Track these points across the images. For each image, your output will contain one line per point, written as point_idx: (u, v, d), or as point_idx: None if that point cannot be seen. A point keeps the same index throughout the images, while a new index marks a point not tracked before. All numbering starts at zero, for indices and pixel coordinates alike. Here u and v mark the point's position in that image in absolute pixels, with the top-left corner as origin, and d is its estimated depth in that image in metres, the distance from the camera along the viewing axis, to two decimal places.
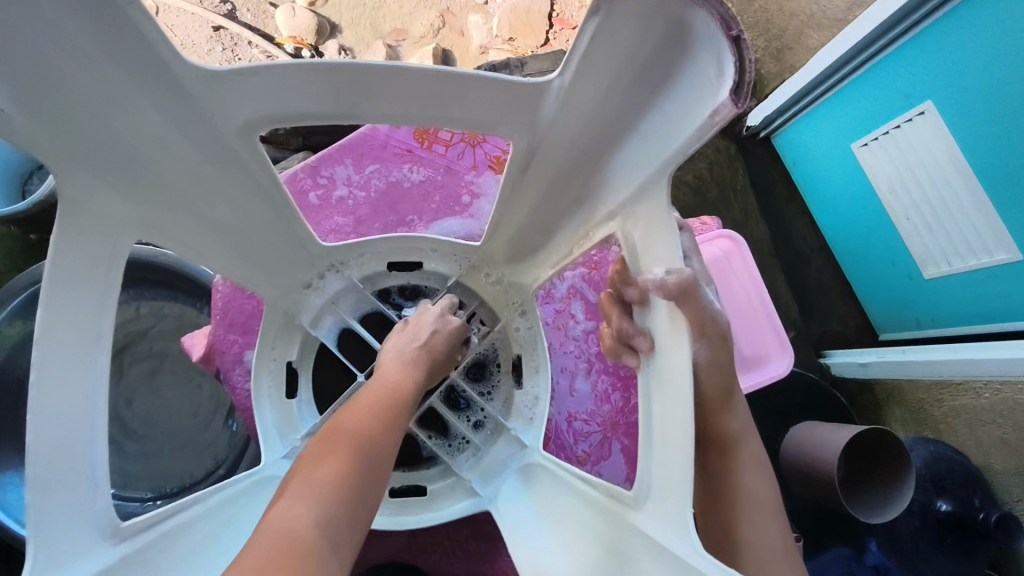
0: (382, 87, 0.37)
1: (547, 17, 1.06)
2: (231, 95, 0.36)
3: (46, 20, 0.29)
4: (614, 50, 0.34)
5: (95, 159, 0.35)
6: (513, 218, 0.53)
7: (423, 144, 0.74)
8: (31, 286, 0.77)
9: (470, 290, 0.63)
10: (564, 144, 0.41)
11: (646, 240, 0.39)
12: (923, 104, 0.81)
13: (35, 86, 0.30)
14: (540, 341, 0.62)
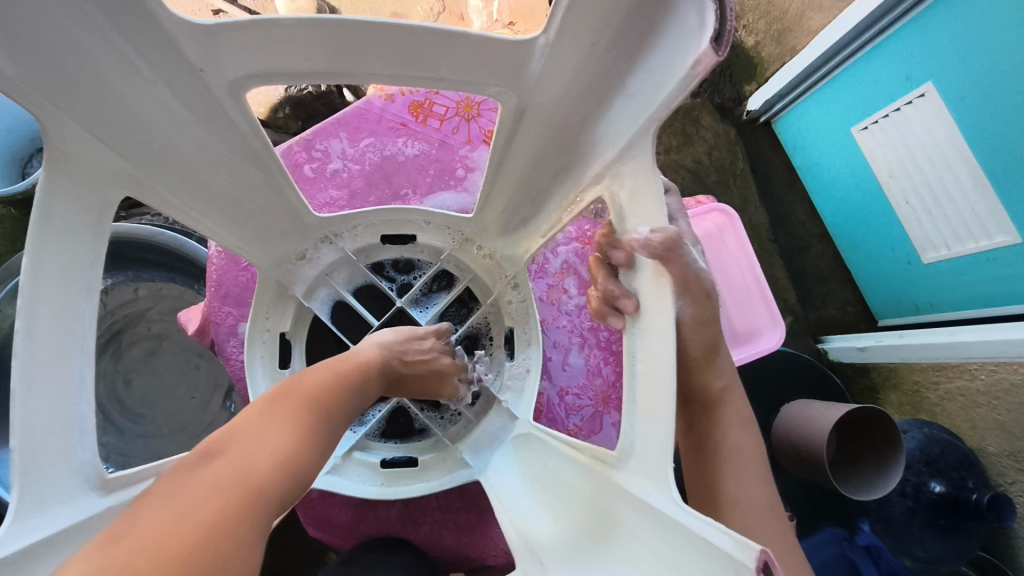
0: (373, 45, 0.37)
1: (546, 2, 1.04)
2: (222, 51, 0.36)
3: None
4: (599, 4, 0.34)
5: (85, 112, 0.35)
6: (505, 186, 0.53)
7: (417, 118, 0.73)
8: None
9: (462, 262, 0.64)
10: (554, 102, 0.41)
11: (632, 201, 0.39)
12: (923, 86, 0.81)
13: (25, 33, 0.30)
14: (532, 314, 0.62)
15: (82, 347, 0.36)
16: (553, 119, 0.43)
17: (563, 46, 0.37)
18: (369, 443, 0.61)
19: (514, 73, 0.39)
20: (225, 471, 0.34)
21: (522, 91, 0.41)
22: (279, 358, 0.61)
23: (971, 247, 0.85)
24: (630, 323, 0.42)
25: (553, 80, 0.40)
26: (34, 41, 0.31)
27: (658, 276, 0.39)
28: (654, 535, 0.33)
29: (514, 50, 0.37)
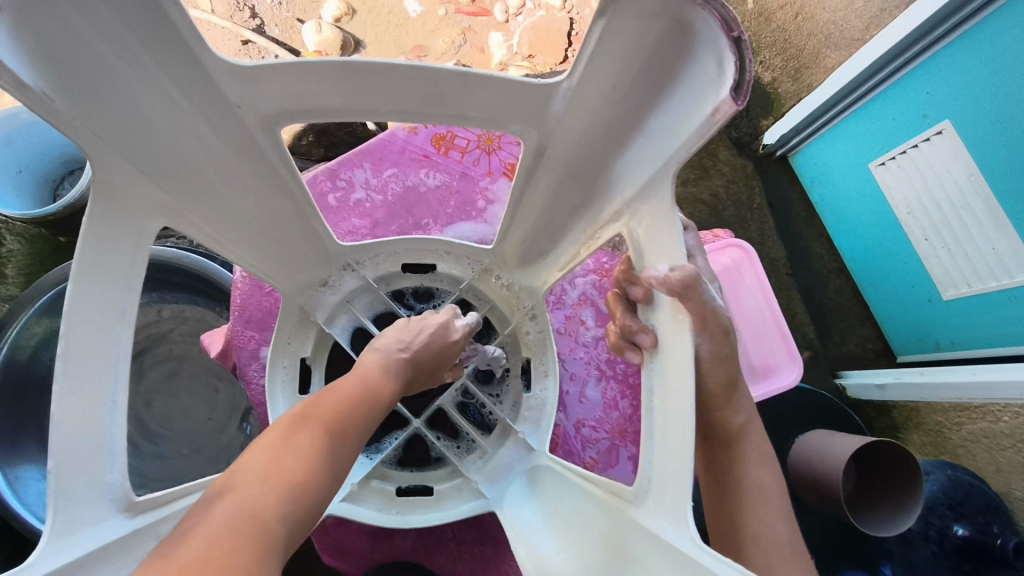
0: (405, 85, 0.38)
1: (565, 36, 1.16)
2: (259, 88, 0.37)
3: (90, 10, 0.31)
4: (621, 50, 0.35)
5: (131, 147, 0.36)
6: (525, 219, 0.54)
7: (439, 150, 0.75)
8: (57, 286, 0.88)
9: (481, 293, 0.65)
10: (574, 139, 0.42)
11: (652, 240, 0.40)
12: (941, 124, 0.81)
13: (81, 75, 0.32)
14: (551, 345, 0.63)
15: (115, 368, 0.37)
16: (574, 157, 0.44)
17: (585, 90, 0.38)
18: (386, 471, 0.62)
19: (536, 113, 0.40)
20: (231, 510, 0.34)
21: (544, 130, 0.42)
22: (299, 383, 0.62)
23: (992, 287, 0.84)
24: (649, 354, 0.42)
25: (574, 119, 0.41)
26: (84, 79, 0.32)
27: (675, 315, 0.39)
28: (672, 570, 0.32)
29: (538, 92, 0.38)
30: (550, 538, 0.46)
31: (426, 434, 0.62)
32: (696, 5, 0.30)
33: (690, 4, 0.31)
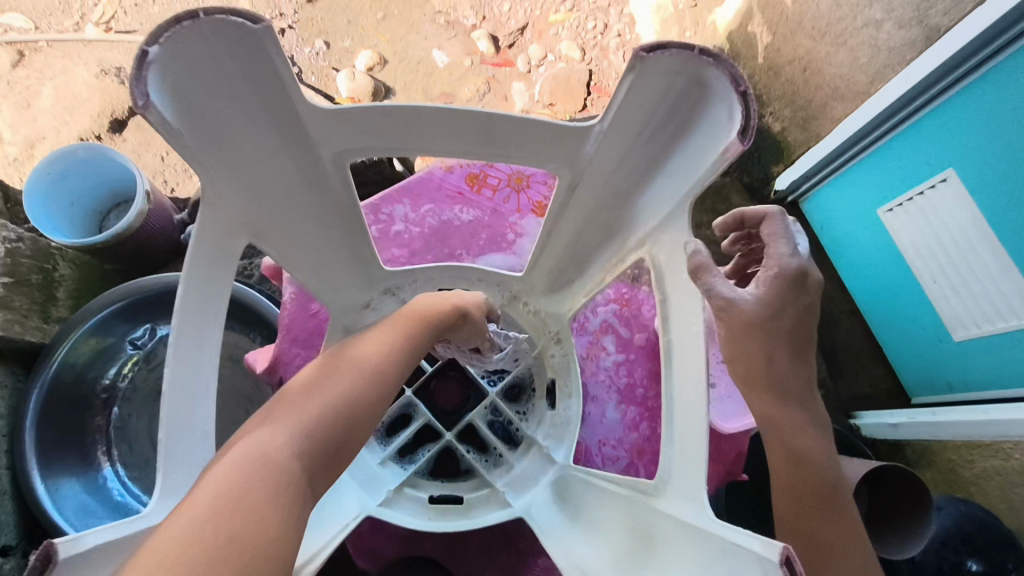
0: (459, 131, 0.45)
1: (585, 86, 1.78)
2: (334, 130, 0.44)
3: (215, 65, 0.37)
4: (647, 101, 0.41)
5: (229, 176, 0.42)
6: (555, 251, 0.60)
7: (473, 188, 0.82)
8: (110, 304, 1.08)
9: (509, 318, 0.70)
10: (601, 179, 0.48)
11: (671, 261, 0.47)
12: (945, 173, 0.94)
13: (196, 115, 0.38)
14: (573, 367, 0.69)
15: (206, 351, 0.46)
16: (601, 195, 0.50)
17: (612, 135, 0.44)
18: (417, 481, 0.66)
19: (569, 155, 0.46)
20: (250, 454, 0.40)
21: (576, 171, 0.48)
22: None
23: (1001, 325, 0.93)
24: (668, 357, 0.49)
25: (602, 162, 0.46)
26: (201, 118, 0.39)
27: (691, 324, 0.46)
28: (693, 543, 0.37)
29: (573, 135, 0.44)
30: (576, 531, 0.51)
31: (456, 446, 0.67)
32: (711, 64, 0.37)
33: (706, 63, 0.37)
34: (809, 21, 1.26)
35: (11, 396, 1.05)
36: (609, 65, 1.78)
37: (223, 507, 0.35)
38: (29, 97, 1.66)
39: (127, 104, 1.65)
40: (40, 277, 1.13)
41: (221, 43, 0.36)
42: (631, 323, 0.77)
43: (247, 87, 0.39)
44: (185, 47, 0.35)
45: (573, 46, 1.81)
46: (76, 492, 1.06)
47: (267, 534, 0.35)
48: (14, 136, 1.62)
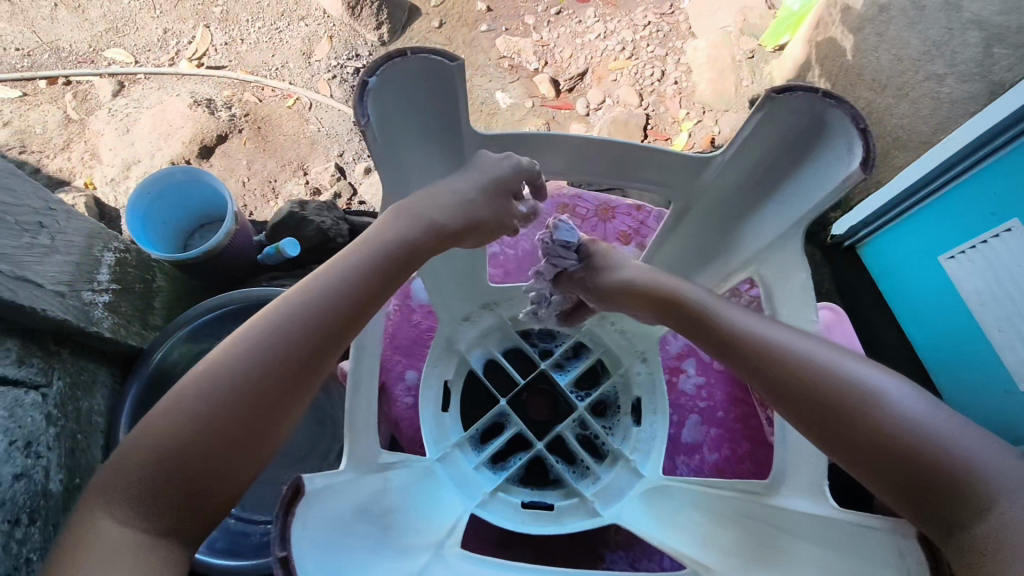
0: (600, 161, 0.78)
1: (641, 128, 1.84)
2: (491, 154, 0.79)
3: (408, 78, 0.70)
4: (760, 144, 0.70)
5: (405, 149, 0.75)
6: (674, 262, 0.87)
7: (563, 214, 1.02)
8: (212, 309, 1.17)
9: (597, 339, 0.89)
10: (720, 194, 0.76)
11: (776, 273, 0.73)
12: (1009, 222, 0.98)
13: (386, 108, 0.70)
14: (656, 385, 0.85)
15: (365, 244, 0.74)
16: (708, 215, 0.79)
17: (730, 165, 0.73)
18: (510, 487, 0.80)
19: (695, 181, 0.76)
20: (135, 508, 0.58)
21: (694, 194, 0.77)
22: (442, 405, 0.85)
23: None
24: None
25: (726, 181, 0.74)
26: (395, 114, 0.71)
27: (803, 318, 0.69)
28: (816, 526, 0.61)
29: (697, 168, 0.74)
30: (684, 523, 0.71)
31: (547, 457, 0.81)
32: (836, 111, 0.64)
33: (833, 110, 0.64)
34: (870, 73, 1.33)
35: (109, 396, 1.12)
36: (666, 110, 1.85)
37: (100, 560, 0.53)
38: (128, 123, 1.79)
39: (215, 132, 1.77)
40: (142, 287, 1.22)
41: (426, 69, 0.69)
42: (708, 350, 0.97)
43: (429, 97, 0.72)
44: (394, 70, 0.68)
45: (631, 91, 1.88)
46: None
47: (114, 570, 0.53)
48: (112, 158, 1.75)
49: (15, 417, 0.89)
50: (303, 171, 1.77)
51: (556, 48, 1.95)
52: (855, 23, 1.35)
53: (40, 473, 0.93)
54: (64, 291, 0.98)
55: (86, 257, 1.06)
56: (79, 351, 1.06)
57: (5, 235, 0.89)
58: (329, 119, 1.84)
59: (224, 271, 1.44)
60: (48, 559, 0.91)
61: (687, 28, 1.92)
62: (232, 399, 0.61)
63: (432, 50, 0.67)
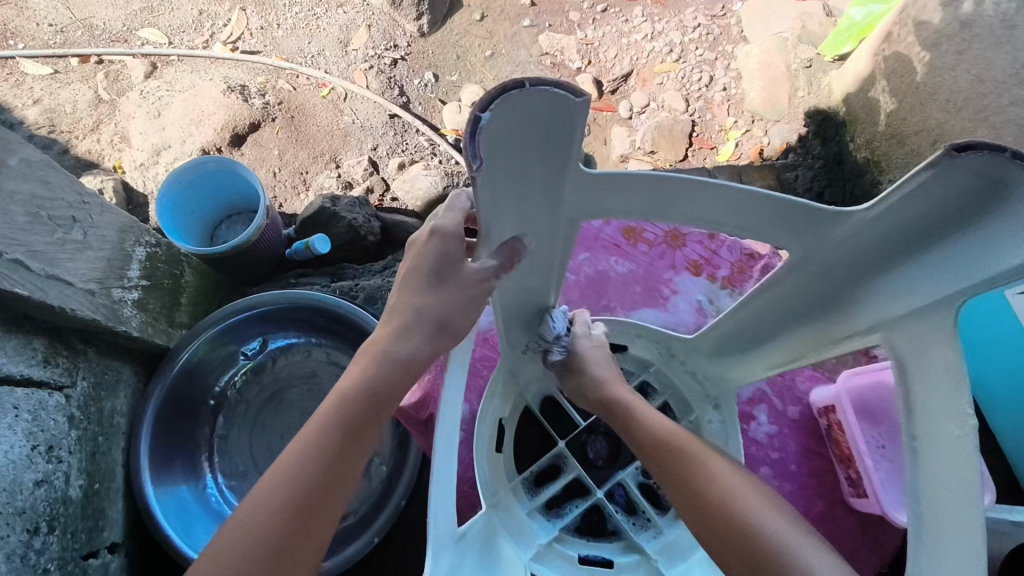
0: (722, 204, 0.63)
1: (687, 135, 1.73)
2: (583, 192, 0.62)
3: (524, 117, 0.48)
4: (917, 205, 0.53)
5: (508, 194, 0.57)
6: (773, 309, 0.74)
7: (631, 243, 1.10)
8: (245, 307, 1.12)
9: (666, 379, 0.90)
10: (845, 251, 0.61)
11: (915, 351, 0.56)
12: None
13: (497, 153, 0.51)
14: (727, 434, 0.86)
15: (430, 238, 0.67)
16: (828, 271, 0.64)
17: (870, 224, 0.57)
18: (564, 536, 0.80)
19: (816, 232, 0.61)
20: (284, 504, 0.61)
21: (812, 244, 0.63)
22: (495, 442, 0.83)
23: None
24: (906, 424, 0.56)
25: (859, 239, 0.59)
26: (505, 157, 0.52)
27: (947, 428, 0.52)
28: None
29: (823, 219, 0.59)
30: None
31: (608, 506, 0.82)
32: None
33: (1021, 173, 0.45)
34: (944, 93, 1.25)
35: (132, 396, 1.08)
36: (713, 117, 1.74)
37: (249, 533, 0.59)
38: (160, 107, 1.74)
39: (247, 120, 1.72)
40: (171, 282, 1.17)
41: (547, 108, 0.48)
42: (781, 396, 0.98)
43: (547, 139, 0.52)
44: (511, 108, 0.47)
45: (677, 96, 1.78)
46: (182, 497, 1.08)
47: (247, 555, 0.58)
48: (142, 142, 1.70)
49: (38, 421, 0.86)
50: (335, 163, 1.71)
51: (601, 47, 1.86)
52: (930, 38, 1.28)
53: (61, 480, 0.89)
54: (94, 289, 0.94)
55: (118, 252, 1.01)
56: (105, 350, 1.02)
57: (37, 230, 0.86)
58: (364, 111, 1.78)
59: (253, 266, 1.40)
60: (65, 569, 0.88)
61: (739, 32, 1.83)
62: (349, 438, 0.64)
63: (554, 79, 0.46)
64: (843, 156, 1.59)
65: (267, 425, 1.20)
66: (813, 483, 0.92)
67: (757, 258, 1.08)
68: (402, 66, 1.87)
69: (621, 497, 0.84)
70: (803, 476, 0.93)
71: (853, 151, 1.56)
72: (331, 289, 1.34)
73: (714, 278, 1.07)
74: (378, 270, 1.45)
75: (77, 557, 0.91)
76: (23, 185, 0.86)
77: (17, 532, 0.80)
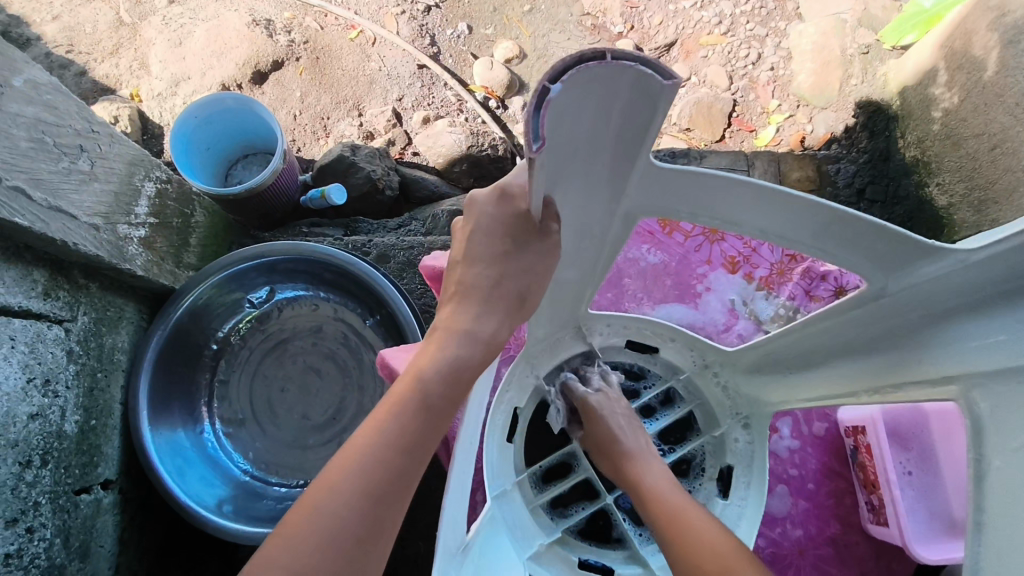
0: (808, 223, 0.58)
1: (726, 115, 1.64)
2: (645, 188, 0.58)
3: (610, 91, 0.43)
4: (1018, 254, 0.48)
5: (567, 175, 0.52)
6: (829, 338, 0.70)
7: (665, 231, 1.06)
8: (255, 257, 1.07)
9: (697, 388, 0.87)
10: (920, 290, 0.57)
11: (999, 416, 0.49)
12: None
13: (563, 136, 0.45)
14: (753, 457, 0.82)
15: (476, 207, 0.62)
16: (901, 311, 0.60)
17: (966, 268, 0.52)
18: (567, 537, 0.81)
19: (902, 269, 0.57)
20: (333, 491, 0.53)
21: (895, 280, 0.58)
22: (506, 432, 0.84)
23: None
24: (974, 494, 0.49)
25: (945, 282, 0.54)
26: (568, 142, 0.46)
27: (1020, 509, 0.45)
28: None
29: (914, 255, 0.54)
30: None
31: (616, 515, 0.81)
32: None
33: None
34: (1014, 96, 1.16)
35: (134, 334, 1.05)
36: (756, 98, 1.64)
37: (297, 516, 0.53)
38: (182, 35, 1.67)
39: (271, 58, 1.65)
40: (180, 222, 1.13)
41: (634, 91, 0.43)
42: (809, 418, 0.95)
43: (623, 124, 0.47)
44: (596, 83, 0.42)
45: (720, 72, 1.67)
46: (180, 443, 1.07)
47: (295, 541, 0.51)
48: (161, 71, 1.64)
49: (35, 353, 0.83)
50: (358, 111, 1.65)
51: (646, 12, 1.74)
52: (1007, 34, 1.19)
53: (56, 414, 0.87)
54: (98, 224, 0.90)
55: (125, 186, 0.98)
56: (109, 285, 0.99)
57: (40, 158, 0.82)
58: (392, 59, 1.70)
59: (267, 211, 1.36)
60: (57, 503, 0.86)
61: (793, 9, 1.69)
62: (401, 437, 0.56)
63: (642, 56, 0.41)
64: (890, 152, 1.51)
65: (268, 375, 1.17)
66: (831, 503, 0.90)
67: (799, 261, 1.03)
68: (435, 14, 1.77)
69: (627, 504, 0.84)
70: (821, 496, 0.91)
71: (901, 148, 1.48)
72: (343, 243, 1.28)
73: (751, 277, 1.03)
74: (392, 227, 1.41)
75: (69, 492, 0.89)
76: (27, 108, 0.81)
77: (8, 465, 0.79)
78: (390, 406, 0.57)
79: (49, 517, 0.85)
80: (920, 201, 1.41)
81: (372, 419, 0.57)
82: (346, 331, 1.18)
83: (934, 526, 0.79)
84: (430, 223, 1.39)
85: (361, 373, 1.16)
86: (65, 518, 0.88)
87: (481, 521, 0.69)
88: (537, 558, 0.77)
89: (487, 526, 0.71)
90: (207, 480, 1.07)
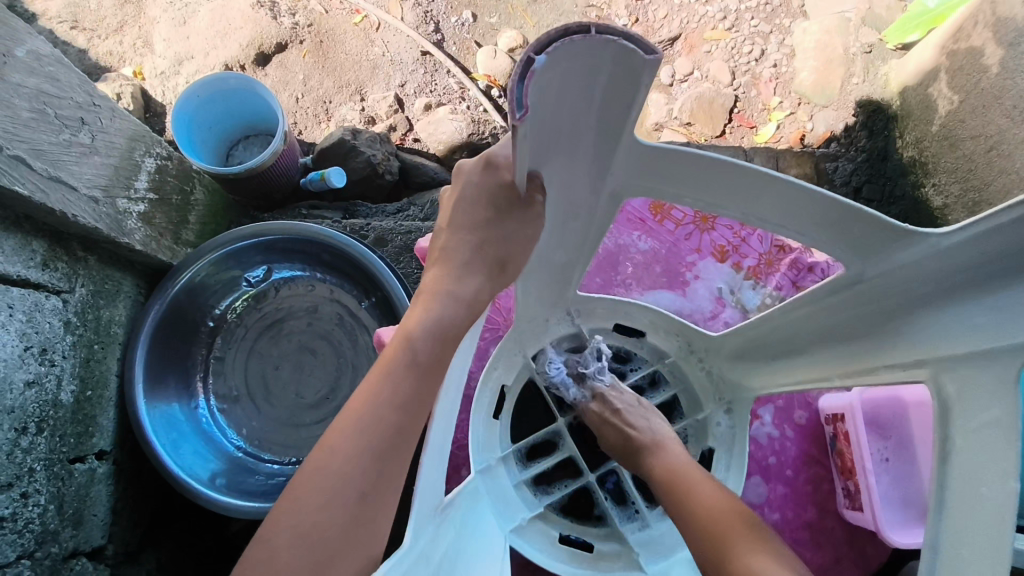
0: (793, 208, 0.59)
1: (726, 110, 1.64)
2: (629, 167, 0.59)
3: (593, 66, 0.44)
4: (986, 242, 0.49)
5: (553, 150, 0.53)
6: (810, 324, 0.71)
7: (656, 219, 1.07)
8: (251, 233, 1.08)
9: (682, 372, 0.88)
10: (897, 276, 0.58)
11: (963, 397, 0.50)
12: None
13: (546, 110, 0.46)
14: (733, 441, 0.84)
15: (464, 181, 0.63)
16: (880, 296, 0.61)
17: (940, 254, 0.53)
18: (549, 513, 0.82)
19: (879, 254, 0.58)
20: (322, 455, 0.55)
21: (873, 266, 0.59)
22: (494, 409, 0.85)
23: None
24: (937, 472, 0.50)
25: (921, 268, 0.55)
26: (551, 117, 0.47)
27: (974, 485, 0.47)
28: None
29: (889, 241, 0.55)
30: None
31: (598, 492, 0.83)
32: None
33: None
34: (1011, 98, 1.18)
35: (131, 308, 1.07)
36: (758, 95, 1.63)
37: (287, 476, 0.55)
38: (186, 14, 1.67)
39: (275, 40, 1.65)
40: (180, 198, 1.14)
41: (616, 66, 0.44)
42: (792, 408, 0.96)
43: (605, 101, 0.48)
44: (577, 57, 0.42)
45: (723, 67, 1.67)
46: (174, 416, 1.08)
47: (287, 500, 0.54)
48: (165, 50, 1.65)
49: (33, 322, 0.84)
50: (360, 96, 1.65)
51: (650, 5, 1.73)
52: (1008, 37, 1.19)
53: (53, 382, 0.88)
54: (98, 196, 0.92)
55: (125, 160, 0.98)
56: (106, 259, 1.00)
57: (42, 128, 0.83)
58: (395, 44, 1.71)
59: (266, 191, 1.37)
60: (51, 471, 0.88)
61: (799, 5, 1.68)
62: (387, 405, 0.57)
63: (625, 31, 0.42)
64: (888, 152, 1.53)
65: (264, 352, 1.19)
66: (809, 489, 0.92)
67: (787, 252, 1.05)
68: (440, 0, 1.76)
69: (611, 484, 0.86)
70: (799, 482, 0.92)
71: (900, 148, 1.50)
72: (340, 225, 1.29)
73: (739, 267, 1.05)
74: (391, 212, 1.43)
75: (64, 460, 0.91)
76: (29, 79, 0.82)
77: (3, 430, 0.80)
78: (380, 371, 0.58)
79: (43, 483, 0.86)
80: (915, 202, 1.44)
81: (363, 384, 0.58)
82: (341, 312, 1.19)
83: (907, 513, 0.80)
84: (428, 208, 1.40)
85: (355, 353, 1.17)
86: (59, 485, 0.89)
87: (462, 488, 0.70)
88: (519, 530, 0.79)
89: (468, 498, 0.72)
90: (202, 449, 1.09)
